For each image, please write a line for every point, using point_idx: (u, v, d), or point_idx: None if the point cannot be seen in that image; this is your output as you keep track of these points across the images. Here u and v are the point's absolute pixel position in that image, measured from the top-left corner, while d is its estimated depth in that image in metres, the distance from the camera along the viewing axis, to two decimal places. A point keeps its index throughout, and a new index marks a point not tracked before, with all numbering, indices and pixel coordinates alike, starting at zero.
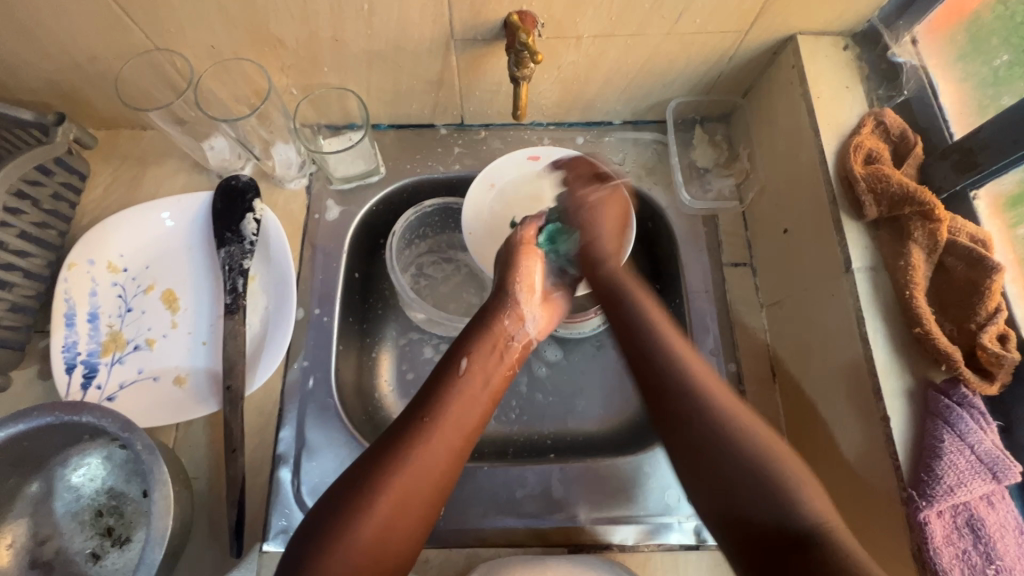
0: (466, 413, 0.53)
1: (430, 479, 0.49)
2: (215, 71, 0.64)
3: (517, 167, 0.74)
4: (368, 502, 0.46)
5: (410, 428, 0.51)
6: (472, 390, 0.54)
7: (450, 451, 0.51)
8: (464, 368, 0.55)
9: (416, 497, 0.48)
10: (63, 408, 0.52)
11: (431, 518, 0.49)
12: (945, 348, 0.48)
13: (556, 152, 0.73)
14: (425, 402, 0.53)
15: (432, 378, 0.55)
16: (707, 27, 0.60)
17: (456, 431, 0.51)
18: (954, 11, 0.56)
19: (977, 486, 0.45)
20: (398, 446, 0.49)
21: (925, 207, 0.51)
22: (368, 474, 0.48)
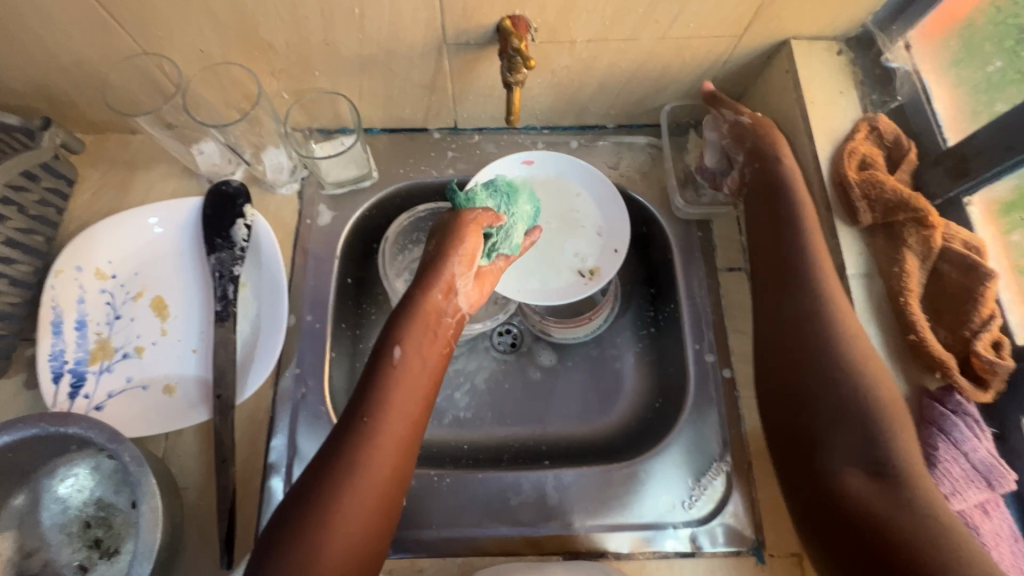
0: (406, 403, 0.52)
1: (380, 475, 0.49)
2: (204, 75, 0.63)
3: (511, 171, 0.73)
4: (327, 514, 0.46)
5: (352, 431, 0.50)
6: (410, 379, 0.53)
7: (397, 444, 0.50)
8: (399, 358, 0.54)
9: (371, 498, 0.48)
10: (49, 419, 0.51)
11: (392, 511, 0.50)
12: (940, 355, 0.48)
13: (550, 157, 0.74)
14: (364, 400, 0.51)
15: (366, 371, 0.54)
16: (701, 31, 0.60)
17: (399, 424, 0.51)
18: (947, 16, 0.56)
19: (972, 494, 0.45)
20: (344, 448, 0.49)
21: (919, 214, 0.51)
22: (321, 485, 0.47)
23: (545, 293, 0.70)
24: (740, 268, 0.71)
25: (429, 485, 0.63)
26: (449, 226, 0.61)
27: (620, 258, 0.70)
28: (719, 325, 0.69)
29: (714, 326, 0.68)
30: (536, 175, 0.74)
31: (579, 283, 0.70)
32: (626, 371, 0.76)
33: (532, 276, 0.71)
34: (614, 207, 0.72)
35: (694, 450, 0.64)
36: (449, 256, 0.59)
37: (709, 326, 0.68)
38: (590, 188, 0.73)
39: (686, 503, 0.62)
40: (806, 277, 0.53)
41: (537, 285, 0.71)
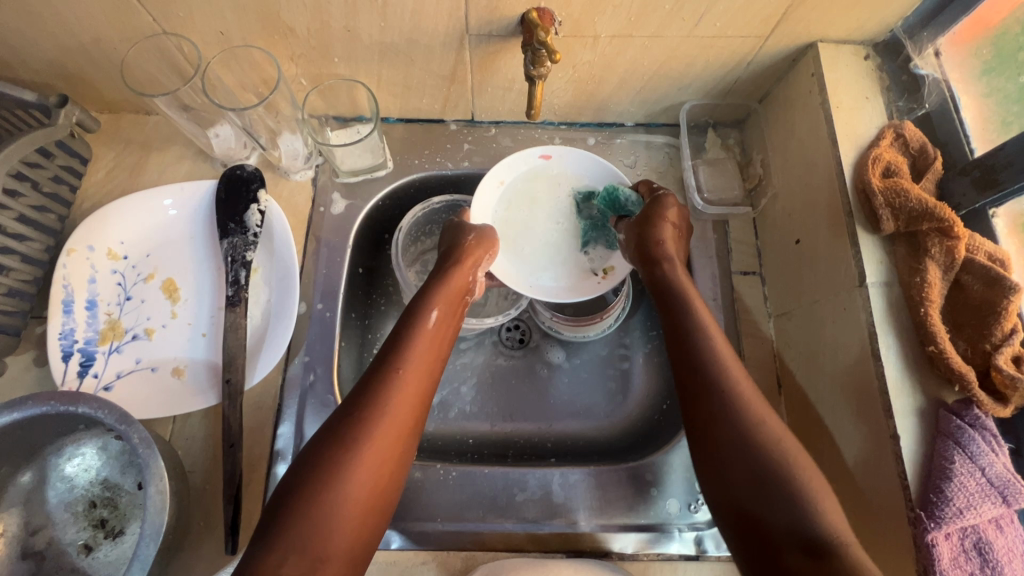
0: (433, 362, 0.54)
1: (404, 421, 0.49)
2: (223, 58, 0.62)
3: (527, 165, 0.72)
4: (356, 454, 0.45)
5: (385, 378, 0.50)
6: (438, 341, 0.56)
7: (421, 395, 0.51)
8: (434, 320, 0.56)
9: (391, 445, 0.47)
10: (60, 397, 0.51)
11: (405, 466, 0.49)
12: (960, 368, 0.47)
13: (568, 152, 0.72)
14: (396, 352, 0.53)
15: (396, 330, 0.55)
16: (727, 30, 0.59)
17: (426, 378, 0.53)
18: (980, 24, 0.55)
19: (987, 509, 0.44)
20: (373, 391, 0.49)
21: (943, 223, 0.49)
22: (351, 426, 0.47)
23: (552, 290, 0.69)
24: (755, 272, 0.71)
25: (434, 478, 0.63)
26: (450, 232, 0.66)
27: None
28: (732, 328, 0.68)
29: (727, 330, 0.68)
30: (553, 171, 0.73)
31: (592, 284, 0.69)
32: (634, 372, 0.76)
33: (542, 272, 0.70)
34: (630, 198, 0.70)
35: None
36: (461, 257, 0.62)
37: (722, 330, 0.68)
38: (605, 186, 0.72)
39: (692, 507, 0.62)
40: (696, 325, 0.54)
41: (545, 283, 0.70)
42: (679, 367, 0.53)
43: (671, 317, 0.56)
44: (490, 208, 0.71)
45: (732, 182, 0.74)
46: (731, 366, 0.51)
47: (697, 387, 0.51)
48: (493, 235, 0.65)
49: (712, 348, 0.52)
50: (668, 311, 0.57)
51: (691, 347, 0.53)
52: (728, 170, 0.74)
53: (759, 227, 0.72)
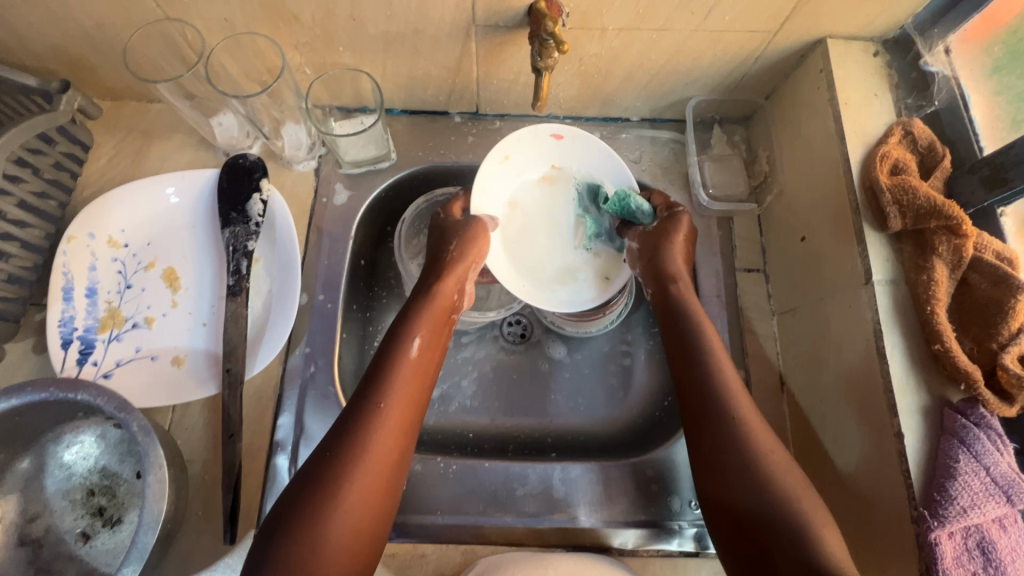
0: (417, 391, 0.54)
1: (387, 455, 0.49)
2: (227, 45, 0.62)
3: (537, 142, 0.69)
4: (336, 495, 0.46)
5: (365, 414, 0.50)
6: (422, 368, 0.55)
7: (403, 428, 0.51)
8: (417, 347, 0.55)
9: (375, 482, 0.48)
10: (59, 384, 0.51)
11: (393, 498, 0.49)
12: (965, 366, 0.47)
13: (581, 137, 0.69)
14: (376, 384, 0.52)
15: (378, 359, 0.54)
16: (735, 25, 0.59)
17: (409, 408, 0.52)
18: (991, 21, 0.55)
19: (992, 508, 0.44)
20: (353, 428, 0.49)
21: (951, 221, 0.49)
22: (331, 466, 0.47)
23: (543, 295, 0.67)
24: (759, 270, 0.70)
25: (434, 471, 0.63)
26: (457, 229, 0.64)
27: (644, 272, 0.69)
28: (735, 325, 0.68)
29: (730, 327, 0.67)
30: (563, 156, 0.70)
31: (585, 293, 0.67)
32: (636, 369, 0.75)
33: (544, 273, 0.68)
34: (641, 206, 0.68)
35: None
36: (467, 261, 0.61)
37: (726, 327, 0.67)
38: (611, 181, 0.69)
39: (693, 504, 0.62)
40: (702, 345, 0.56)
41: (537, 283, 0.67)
42: (682, 391, 0.55)
43: (675, 339, 0.57)
44: (492, 187, 0.68)
45: (737, 179, 0.73)
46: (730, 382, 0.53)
47: (701, 406, 0.53)
48: (477, 233, 0.63)
49: (715, 367, 0.54)
50: (673, 335, 0.58)
51: (695, 374, 0.54)
52: (733, 166, 0.74)
53: (764, 224, 0.71)
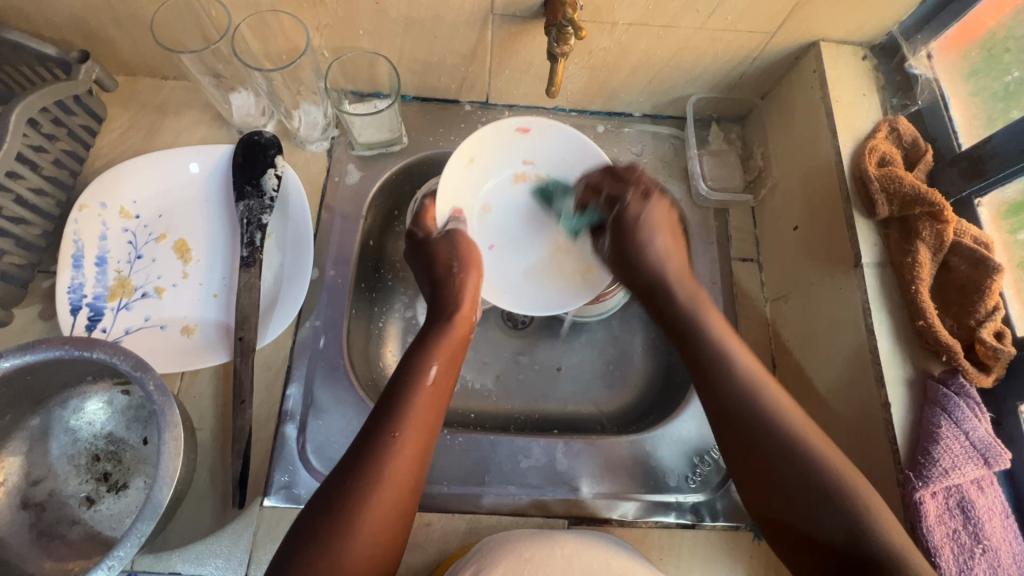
0: (433, 419, 0.55)
1: (402, 483, 0.50)
2: (251, 22, 0.63)
3: (503, 138, 0.71)
4: (351, 522, 0.47)
5: (383, 443, 0.51)
6: (440, 392, 0.57)
7: (416, 456, 0.52)
8: (433, 375, 0.57)
9: (391, 510, 0.49)
10: (73, 342, 0.51)
11: (406, 525, 0.51)
12: (947, 340, 0.51)
13: (546, 127, 0.70)
14: (396, 410, 0.53)
15: (395, 387, 0.56)
16: (736, 25, 0.63)
17: (426, 434, 0.54)
18: (968, 31, 0.59)
19: (971, 469, 0.47)
20: (369, 457, 0.50)
21: (934, 208, 0.53)
22: (348, 491, 0.48)
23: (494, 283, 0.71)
24: (753, 259, 0.74)
25: (441, 443, 0.64)
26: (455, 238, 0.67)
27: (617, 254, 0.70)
28: (730, 310, 0.71)
29: (726, 312, 0.71)
30: (533, 148, 0.73)
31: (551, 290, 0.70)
32: (634, 353, 0.78)
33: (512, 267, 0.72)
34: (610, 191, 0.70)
35: (698, 428, 0.67)
36: (467, 272, 0.66)
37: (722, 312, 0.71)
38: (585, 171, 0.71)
39: (690, 478, 0.64)
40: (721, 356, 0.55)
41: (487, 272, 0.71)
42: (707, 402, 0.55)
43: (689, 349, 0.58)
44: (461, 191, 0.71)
45: (734, 174, 0.77)
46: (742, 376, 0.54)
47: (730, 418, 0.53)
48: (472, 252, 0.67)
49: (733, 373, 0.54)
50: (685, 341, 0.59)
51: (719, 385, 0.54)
52: (730, 161, 0.77)
53: (757, 216, 0.75)
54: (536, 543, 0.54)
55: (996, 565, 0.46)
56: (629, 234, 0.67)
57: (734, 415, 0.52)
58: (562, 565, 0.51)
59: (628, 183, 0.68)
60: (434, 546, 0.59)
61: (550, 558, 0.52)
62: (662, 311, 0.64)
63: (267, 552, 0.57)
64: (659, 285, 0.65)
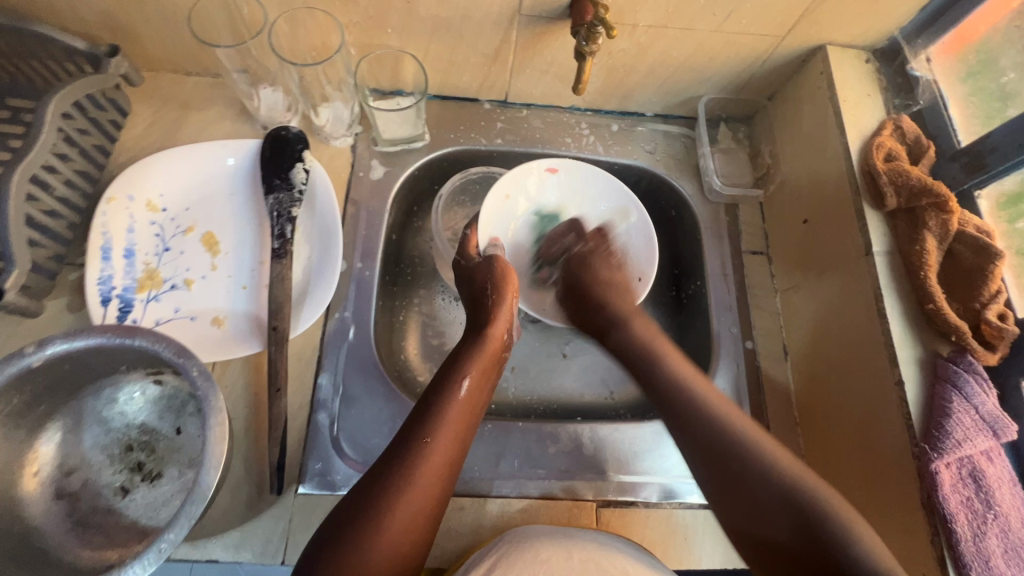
0: (464, 429, 0.57)
1: (425, 493, 0.51)
2: (284, 19, 0.65)
3: (536, 177, 0.77)
4: (382, 518, 0.49)
5: (415, 447, 0.53)
6: (472, 404, 0.59)
7: (443, 465, 0.53)
8: (465, 389, 0.59)
9: (415, 517, 0.50)
10: (117, 330, 0.52)
11: (431, 529, 0.52)
12: (955, 322, 0.54)
13: (575, 167, 0.76)
14: (429, 416, 0.56)
15: (430, 396, 0.58)
16: (750, 28, 0.66)
17: (456, 443, 0.55)
18: (964, 37, 0.64)
19: (981, 441, 0.51)
20: (399, 462, 0.52)
21: (940, 199, 0.57)
22: (381, 489, 0.50)
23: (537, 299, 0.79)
24: (762, 252, 0.77)
25: None
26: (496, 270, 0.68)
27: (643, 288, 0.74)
28: (743, 301, 0.74)
29: (738, 302, 0.74)
30: (566, 189, 0.78)
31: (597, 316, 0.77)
32: None
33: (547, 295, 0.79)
34: (642, 223, 0.75)
35: None
36: (504, 297, 0.66)
37: (734, 303, 0.74)
38: (616, 204, 0.77)
39: None
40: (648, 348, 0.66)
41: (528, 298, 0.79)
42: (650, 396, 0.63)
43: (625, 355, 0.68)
44: (499, 220, 0.76)
45: (743, 171, 0.81)
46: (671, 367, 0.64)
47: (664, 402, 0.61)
48: (505, 275, 0.68)
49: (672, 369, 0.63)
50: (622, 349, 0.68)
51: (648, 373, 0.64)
52: (739, 159, 0.81)
53: (766, 211, 0.79)
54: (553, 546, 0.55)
55: (1006, 529, 0.49)
56: (587, 271, 0.75)
57: (714, 454, 0.56)
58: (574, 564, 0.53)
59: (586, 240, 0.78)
60: (467, 529, 0.61)
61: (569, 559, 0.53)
62: (606, 337, 0.71)
63: (304, 539, 0.58)
64: (604, 309, 0.71)
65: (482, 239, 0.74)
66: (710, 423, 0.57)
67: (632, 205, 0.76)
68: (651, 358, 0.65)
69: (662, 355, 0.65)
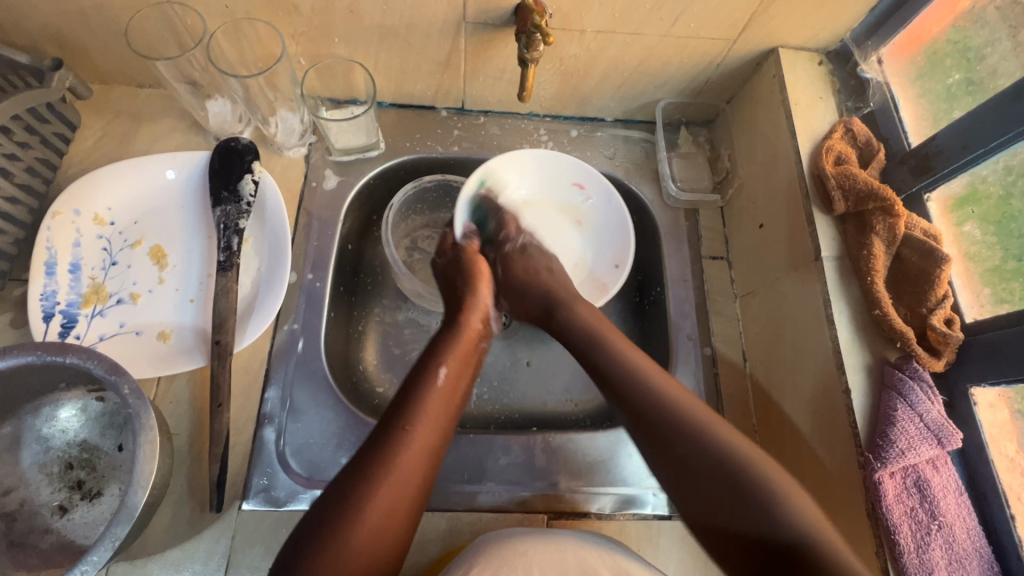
0: (445, 417, 0.56)
1: (407, 484, 0.50)
2: (227, 30, 0.64)
3: (510, 169, 0.75)
4: (359, 513, 0.47)
5: (394, 439, 0.51)
6: (450, 395, 0.58)
7: (425, 454, 0.52)
8: (443, 376, 0.58)
9: (399, 507, 0.49)
10: (47, 348, 0.51)
11: (413, 524, 0.50)
12: (901, 327, 0.54)
13: (547, 155, 0.75)
14: (407, 409, 0.54)
15: (407, 386, 0.57)
16: (700, 32, 0.65)
17: (438, 435, 0.54)
18: (914, 38, 0.63)
19: (925, 450, 0.50)
20: (377, 453, 0.50)
21: (886, 203, 0.56)
22: (356, 483, 0.48)
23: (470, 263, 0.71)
24: (722, 257, 0.76)
25: None
26: (470, 261, 0.69)
27: (619, 274, 0.73)
28: (701, 306, 0.73)
29: (697, 308, 0.73)
30: (550, 180, 0.76)
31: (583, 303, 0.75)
32: None
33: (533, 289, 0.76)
34: (614, 210, 0.74)
35: None
36: (478, 287, 0.67)
37: (693, 308, 0.73)
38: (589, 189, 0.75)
39: None
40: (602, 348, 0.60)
41: None
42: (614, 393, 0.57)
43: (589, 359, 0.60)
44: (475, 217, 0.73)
45: (703, 175, 0.80)
46: (628, 357, 0.59)
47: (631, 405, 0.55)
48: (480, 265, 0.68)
49: (627, 362, 0.58)
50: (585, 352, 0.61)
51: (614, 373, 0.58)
52: (698, 164, 0.80)
53: (726, 215, 0.78)
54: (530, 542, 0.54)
55: (951, 540, 0.48)
56: (518, 265, 0.70)
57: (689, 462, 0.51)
58: (558, 562, 0.52)
59: (518, 230, 0.73)
60: (414, 544, 0.60)
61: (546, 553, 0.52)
62: (550, 319, 0.66)
63: (246, 555, 0.57)
64: (550, 297, 0.67)
65: (456, 227, 0.71)
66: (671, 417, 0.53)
67: (610, 198, 0.74)
68: (580, 330, 0.63)
69: (626, 356, 0.59)
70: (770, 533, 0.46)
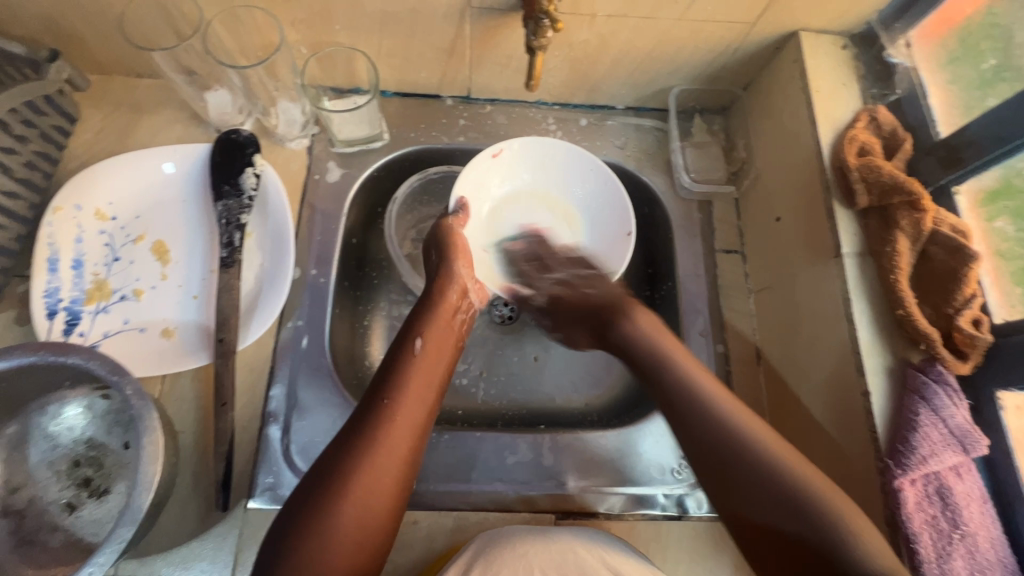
0: (426, 390, 0.55)
1: (391, 457, 0.49)
2: (225, 17, 0.63)
3: (514, 160, 0.73)
4: (342, 489, 0.46)
5: (375, 413, 0.51)
6: (428, 371, 0.56)
7: (408, 428, 0.52)
8: (420, 347, 0.58)
9: (384, 480, 0.48)
10: (50, 348, 0.50)
11: (403, 499, 0.50)
12: (925, 329, 0.51)
13: (546, 144, 0.73)
14: (387, 384, 0.54)
15: (388, 361, 0.57)
16: (717, 15, 0.62)
17: (417, 412, 0.53)
18: (946, 19, 0.60)
19: (948, 456, 0.48)
20: (359, 428, 0.50)
21: (912, 197, 0.53)
22: (341, 458, 0.48)
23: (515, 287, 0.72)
24: (737, 251, 0.74)
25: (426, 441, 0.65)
26: (448, 236, 0.66)
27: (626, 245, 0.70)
28: (714, 302, 0.71)
29: (710, 303, 0.71)
30: (539, 171, 0.75)
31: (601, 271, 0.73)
32: None
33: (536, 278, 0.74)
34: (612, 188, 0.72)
35: None
36: (454, 261, 0.64)
37: (705, 303, 0.71)
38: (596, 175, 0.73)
39: (675, 471, 0.64)
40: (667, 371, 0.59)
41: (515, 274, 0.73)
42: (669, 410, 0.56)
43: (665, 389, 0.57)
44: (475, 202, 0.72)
45: (718, 166, 0.77)
46: (676, 363, 0.59)
47: (683, 417, 0.55)
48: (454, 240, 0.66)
49: (670, 364, 0.58)
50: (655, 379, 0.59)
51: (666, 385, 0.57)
52: (713, 153, 0.77)
53: (742, 207, 0.75)
54: (530, 539, 0.53)
55: (974, 550, 0.46)
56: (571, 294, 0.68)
57: (714, 457, 0.51)
58: (558, 560, 0.52)
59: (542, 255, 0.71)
60: (421, 543, 0.59)
61: (545, 549, 0.52)
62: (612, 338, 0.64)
63: (252, 552, 0.57)
64: (609, 309, 0.65)
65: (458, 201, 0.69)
66: (706, 417, 0.53)
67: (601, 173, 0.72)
68: (660, 362, 0.59)
69: (673, 359, 0.59)
70: (804, 524, 0.45)
